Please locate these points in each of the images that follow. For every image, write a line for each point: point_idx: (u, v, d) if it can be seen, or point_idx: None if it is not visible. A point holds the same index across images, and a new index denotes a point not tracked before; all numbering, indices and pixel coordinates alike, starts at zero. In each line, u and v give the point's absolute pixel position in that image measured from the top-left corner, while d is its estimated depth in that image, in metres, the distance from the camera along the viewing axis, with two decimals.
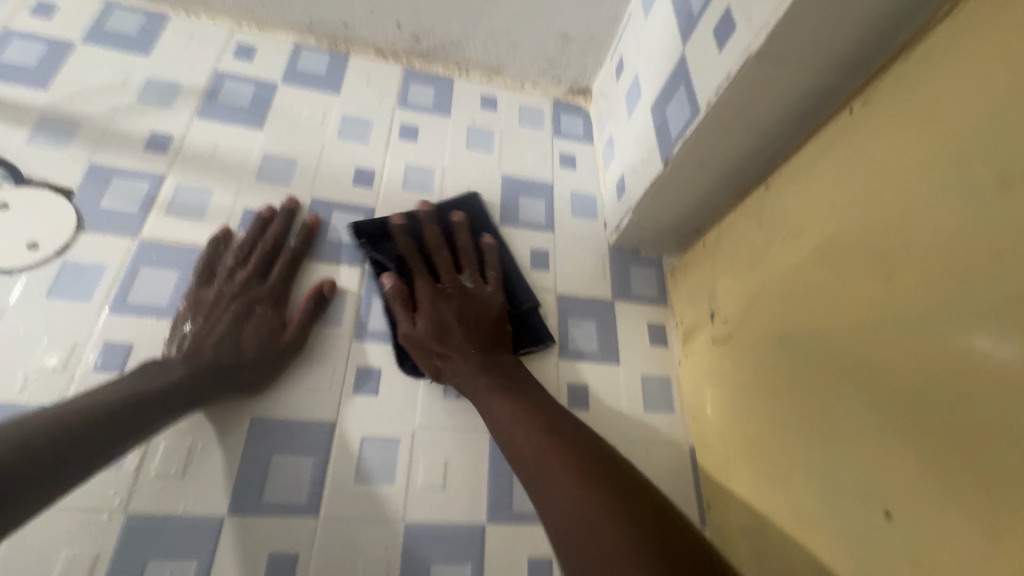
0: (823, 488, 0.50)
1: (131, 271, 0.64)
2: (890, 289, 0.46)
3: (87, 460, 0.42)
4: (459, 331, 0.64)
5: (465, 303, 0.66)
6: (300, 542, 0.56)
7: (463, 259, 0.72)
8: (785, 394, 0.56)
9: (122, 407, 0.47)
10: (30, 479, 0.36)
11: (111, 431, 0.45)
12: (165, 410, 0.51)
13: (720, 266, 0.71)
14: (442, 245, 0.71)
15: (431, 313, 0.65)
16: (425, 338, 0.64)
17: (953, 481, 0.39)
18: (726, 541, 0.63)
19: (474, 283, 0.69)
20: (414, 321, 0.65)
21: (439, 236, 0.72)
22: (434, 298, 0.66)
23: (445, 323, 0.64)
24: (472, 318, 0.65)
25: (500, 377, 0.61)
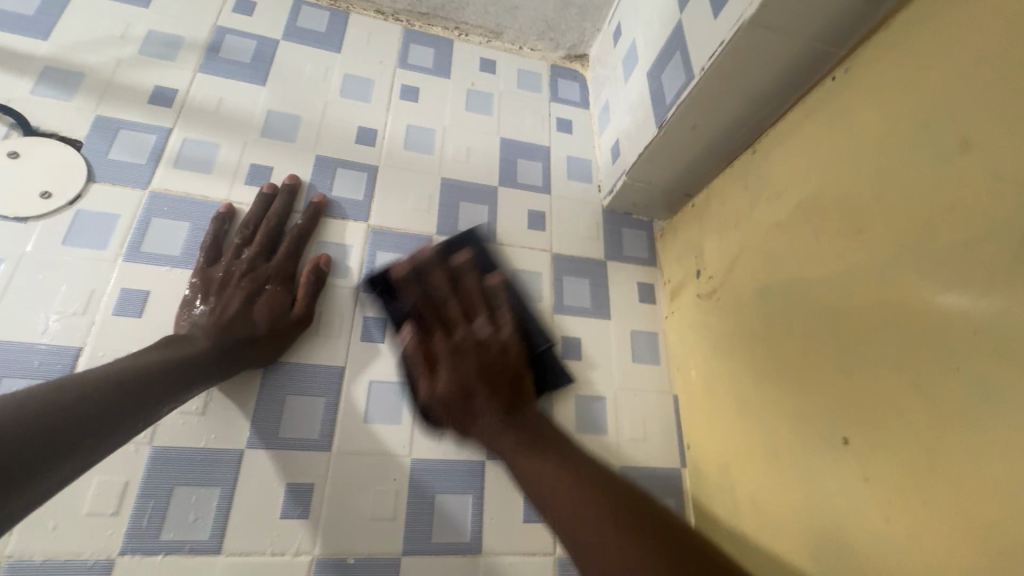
0: (793, 422, 0.56)
1: (144, 221, 0.66)
2: (859, 244, 0.51)
3: (139, 416, 0.45)
4: (478, 370, 0.54)
5: (480, 352, 0.56)
6: (314, 474, 0.60)
7: (477, 301, 0.63)
8: (762, 342, 0.61)
9: (162, 369, 0.49)
10: (88, 435, 0.38)
11: (156, 391, 0.47)
12: (195, 380, 0.53)
13: (708, 226, 0.75)
14: (450, 294, 0.64)
15: (450, 364, 0.55)
16: (445, 399, 0.54)
17: (903, 410, 0.44)
18: (703, 477, 0.69)
19: (487, 331, 0.59)
20: (435, 381, 0.57)
21: (449, 283, 0.65)
22: (452, 351, 0.57)
23: (464, 377, 0.54)
24: (490, 372, 0.54)
25: (524, 431, 0.48)
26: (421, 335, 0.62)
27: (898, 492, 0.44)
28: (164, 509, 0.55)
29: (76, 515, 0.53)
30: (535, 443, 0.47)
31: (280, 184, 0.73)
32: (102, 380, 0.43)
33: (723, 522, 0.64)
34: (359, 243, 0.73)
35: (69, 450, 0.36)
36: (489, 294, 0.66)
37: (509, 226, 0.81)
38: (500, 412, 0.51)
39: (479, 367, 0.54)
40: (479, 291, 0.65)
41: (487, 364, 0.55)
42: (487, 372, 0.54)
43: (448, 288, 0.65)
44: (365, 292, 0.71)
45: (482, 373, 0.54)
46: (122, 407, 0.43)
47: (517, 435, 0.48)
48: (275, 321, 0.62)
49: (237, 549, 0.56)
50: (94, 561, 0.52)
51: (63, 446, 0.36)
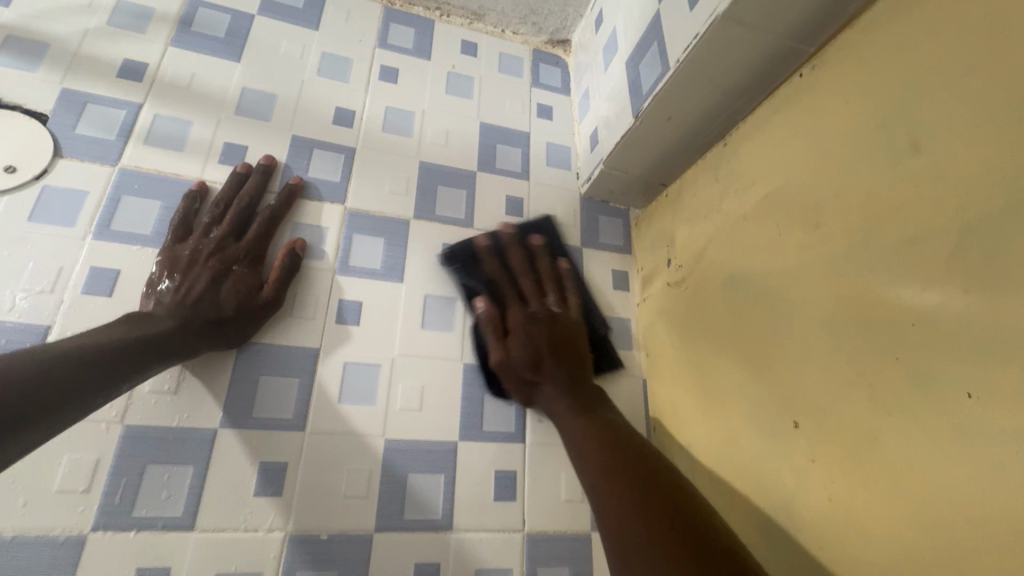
0: (751, 405, 0.58)
1: (114, 198, 0.65)
2: (816, 237, 0.53)
3: (97, 393, 0.45)
4: (546, 347, 0.63)
5: (553, 326, 0.65)
6: (288, 453, 0.61)
7: (546, 282, 0.72)
8: (726, 329, 0.64)
9: (123, 347, 0.50)
10: (46, 415, 0.39)
11: (117, 370, 0.48)
12: (156, 359, 0.53)
13: (680, 216, 0.77)
14: (527, 272, 0.73)
15: (523, 338, 0.64)
16: (517, 363, 0.63)
17: (849, 395, 0.47)
18: (667, 458, 0.72)
19: (558, 306, 0.69)
20: (505, 350, 0.65)
21: (523, 261, 0.74)
22: (524, 325, 0.65)
23: (534, 347, 0.63)
24: (558, 338, 0.64)
25: (581, 400, 0.58)
26: (489, 322, 0.68)
27: (840, 471, 0.47)
28: (136, 487, 0.56)
29: (47, 492, 0.53)
30: (587, 409, 0.56)
31: (254, 164, 0.73)
32: (60, 359, 0.43)
33: None
34: (335, 228, 0.73)
35: (12, 435, 0.36)
36: (562, 276, 0.75)
37: (487, 211, 0.82)
38: (562, 379, 0.61)
39: (545, 339, 0.64)
40: (556, 275, 0.74)
41: (556, 339, 0.64)
42: (553, 354, 0.62)
43: (523, 266, 0.73)
44: (341, 274, 0.71)
45: (552, 348, 0.63)
46: (79, 385, 0.43)
47: (558, 382, 0.60)
48: (243, 303, 0.62)
49: (211, 526, 0.57)
50: (66, 537, 0.53)
51: (17, 425, 0.36)
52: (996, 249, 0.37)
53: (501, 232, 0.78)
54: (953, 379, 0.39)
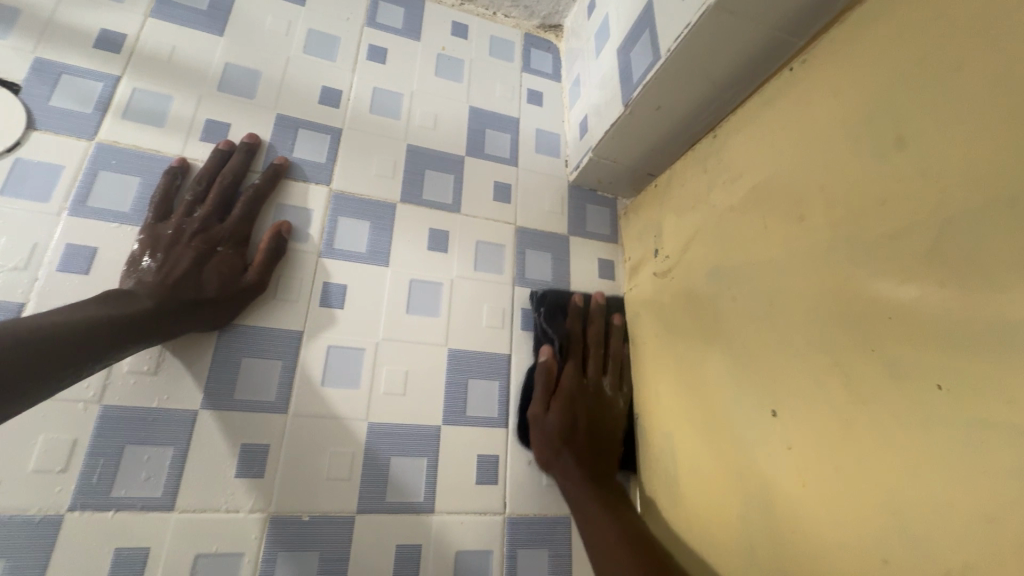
0: (732, 395, 0.60)
1: (90, 173, 0.64)
2: (800, 231, 0.54)
3: (65, 371, 0.45)
4: (583, 424, 0.70)
5: (598, 406, 0.73)
6: (270, 435, 0.61)
7: (610, 363, 0.78)
8: (710, 320, 0.65)
9: (96, 324, 0.49)
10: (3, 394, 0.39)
11: (89, 349, 0.47)
12: (134, 338, 0.52)
13: (668, 207, 0.78)
14: (597, 347, 0.78)
15: (566, 407, 0.70)
16: (555, 425, 0.69)
17: (826, 385, 0.48)
18: (648, 445, 0.74)
19: (611, 391, 0.76)
20: (546, 406, 0.70)
21: (601, 335, 0.79)
22: (572, 396, 0.71)
23: (575, 419, 0.70)
24: (597, 421, 0.72)
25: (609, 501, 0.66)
26: (546, 376, 0.72)
27: (815, 459, 0.49)
28: (114, 467, 0.55)
29: (21, 472, 0.52)
30: (613, 508, 0.65)
31: (238, 142, 0.71)
32: (21, 336, 0.42)
33: (664, 486, 0.69)
34: (320, 210, 0.72)
35: None
36: (626, 363, 0.79)
37: (474, 197, 0.81)
38: (589, 468, 0.68)
39: (586, 413, 0.71)
40: (620, 358, 0.79)
41: (593, 421, 0.72)
42: (594, 440, 0.71)
43: (598, 339, 0.78)
44: (326, 257, 0.70)
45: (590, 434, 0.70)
46: (42, 364, 0.43)
47: (584, 471, 0.68)
48: (225, 285, 0.62)
49: (192, 507, 0.57)
50: (42, 516, 0.52)
51: None
52: (971, 246, 0.39)
53: (595, 296, 0.82)
54: (924, 370, 0.40)
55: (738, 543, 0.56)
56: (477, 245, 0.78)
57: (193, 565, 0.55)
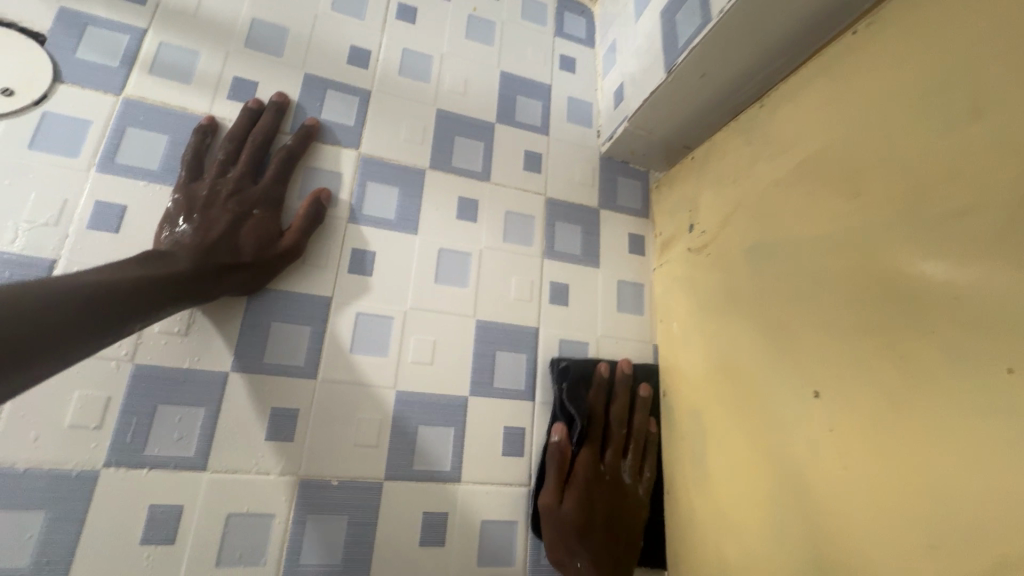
0: (768, 376, 0.58)
1: (118, 129, 0.62)
2: (854, 207, 0.51)
3: (108, 329, 0.44)
4: (600, 522, 0.64)
5: (616, 499, 0.67)
6: (300, 400, 0.61)
7: (631, 444, 0.71)
8: (748, 299, 0.63)
9: (139, 283, 0.48)
10: (55, 347, 0.38)
11: (130, 307, 0.47)
12: (172, 299, 0.52)
13: (705, 181, 0.75)
14: (619, 426, 0.70)
15: (582, 500, 0.64)
16: (567, 520, 0.63)
17: (873, 364, 0.47)
18: (674, 423, 0.73)
19: (633, 479, 0.70)
20: (560, 499, 0.64)
21: (625, 411, 0.71)
22: (589, 490, 0.65)
23: (591, 513, 0.64)
24: (616, 518, 0.66)
25: None
26: (558, 465, 0.66)
27: (858, 440, 0.47)
28: (147, 425, 0.56)
29: (57, 428, 0.53)
30: None
31: (267, 101, 0.69)
32: (67, 294, 0.41)
33: (690, 463, 0.69)
34: (351, 175, 0.70)
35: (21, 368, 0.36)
36: (647, 441, 0.73)
37: (504, 166, 0.79)
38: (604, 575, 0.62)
39: (604, 509, 0.65)
40: (642, 438, 0.72)
41: (611, 518, 0.66)
42: (611, 539, 0.65)
43: (621, 416, 0.71)
44: (355, 223, 0.69)
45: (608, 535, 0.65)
46: (86, 321, 0.42)
47: None
48: (262, 249, 0.61)
49: (223, 467, 0.57)
50: (79, 472, 0.53)
51: (24, 356, 0.36)
52: None
53: (621, 363, 0.74)
54: (990, 354, 0.38)
55: (769, 524, 0.56)
56: (506, 216, 0.77)
57: (225, 524, 0.56)
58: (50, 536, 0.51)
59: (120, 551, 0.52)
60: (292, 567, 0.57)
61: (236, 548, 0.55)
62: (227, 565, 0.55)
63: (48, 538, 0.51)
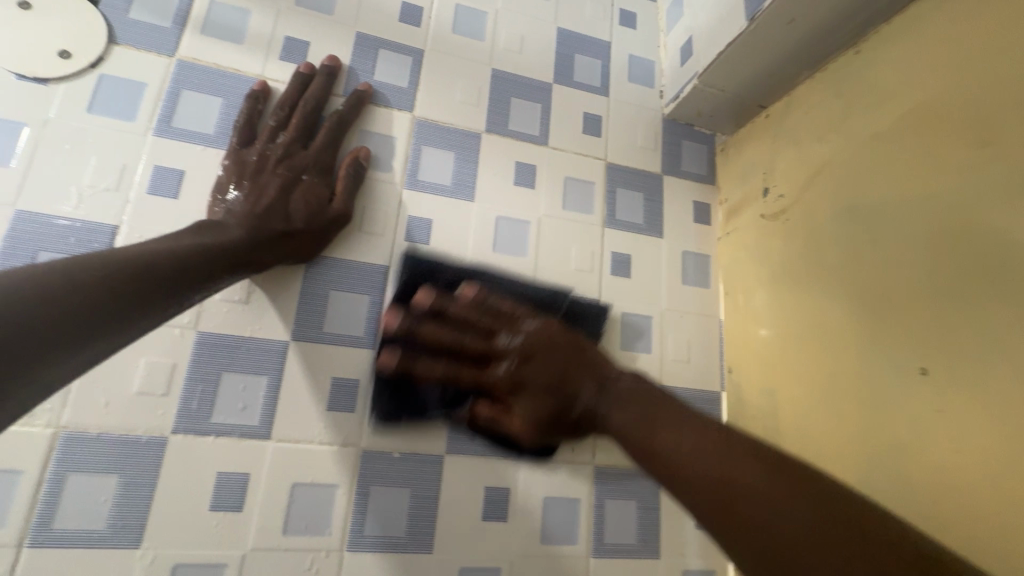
0: (863, 350, 0.54)
1: (173, 92, 0.60)
2: (983, 158, 0.46)
3: (173, 300, 0.43)
4: (547, 394, 0.45)
5: (542, 375, 0.45)
6: (360, 371, 0.59)
7: (474, 334, 0.50)
8: (839, 269, 0.58)
9: (196, 253, 0.47)
10: (121, 314, 0.37)
11: (190, 276, 0.45)
12: (228, 269, 0.50)
13: (783, 141, 0.69)
14: (449, 330, 0.49)
15: (529, 411, 0.46)
16: (539, 430, 0.46)
17: (1000, 335, 0.42)
18: (743, 401, 0.69)
19: (518, 337, 0.46)
20: (514, 416, 0.48)
21: (436, 336, 0.49)
22: (518, 388, 0.46)
23: (547, 411, 0.44)
24: (557, 373, 0.44)
25: (636, 408, 0.39)
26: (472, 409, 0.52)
27: (975, 423, 0.43)
28: (212, 393, 0.55)
29: (127, 393, 0.53)
30: (642, 412, 0.38)
31: (318, 64, 0.66)
32: (128, 262, 0.39)
33: (762, 444, 0.65)
34: (402, 137, 0.67)
35: (93, 336, 0.34)
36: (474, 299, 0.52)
37: (562, 128, 0.74)
38: (596, 404, 0.41)
39: (542, 386, 0.45)
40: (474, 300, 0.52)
41: (553, 381, 0.44)
42: (561, 385, 0.44)
43: (440, 345, 0.49)
44: (409, 188, 0.66)
45: (561, 383, 0.44)
46: (153, 289, 0.40)
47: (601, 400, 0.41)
48: (312, 215, 0.59)
49: (287, 437, 0.56)
50: (148, 437, 0.53)
51: (93, 325, 0.34)
52: None
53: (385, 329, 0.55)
54: None
55: None
56: (565, 181, 0.73)
57: (290, 494, 0.55)
58: (123, 499, 0.51)
59: (191, 516, 0.52)
60: (356, 539, 0.56)
61: (302, 518, 0.55)
62: (292, 534, 0.54)
63: (122, 501, 0.51)
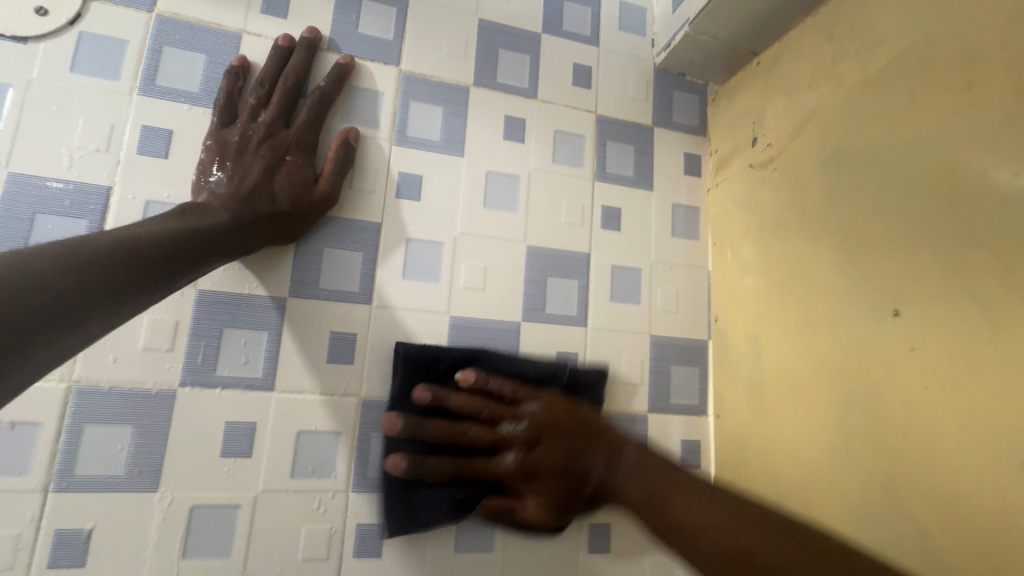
0: (843, 295, 0.56)
1: (155, 49, 0.60)
2: (964, 99, 0.46)
3: (157, 283, 0.44)
4: (558, 478, 0.55)
5: (558, 453, 0.54)
6: (357, 324, 0.62)
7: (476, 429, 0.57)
8: (823, 216, 0.59)
9: (183, 237, 0.48)
10: (116, 294, 0.39)
11: (180, 258, 0.46)
12: (218, 251, 0.51)
13: (774, 89, 0.69)
14: (458, 424, 0.58)
15: (548, 478, 0.55)
16: (559, 508, 0.56)
17: (971, 275, 0.44)
18: (727, 347, 0.71)
19: (521, 422, 0.57)
20: (533, 505, 0.57)
21: (447, 428, 0.57)
22: (526, 473, 0.56)
23: (554, 489, 0.55)
24: (565, 460, 0.54)
25: (638, 497, 0.48)
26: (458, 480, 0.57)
27: (944, 360, 0.45)
28: (215, 348, 0.57)
29: (134, 349, 0.55)
30: (653, 507, 0.46)
31: (297, 37, 0.64)
32: (116, 244, 0.41)
33: (745, 388, 0.68)
34: (389, 99, 0.67)
35: (89, 316, 0.36)
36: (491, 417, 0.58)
37: (552, 80, 0.74)
38: (592, 482, 0.53)
39: (557, 468, 0.54)
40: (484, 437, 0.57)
41: (559, 467, 0.54)
42: (571, 462, 0.54)
43: (450, 429, 0.57)
44: (399, 145, 0.66)
45: (573, 451, 0.54)
46: (139, 272, 0.42)
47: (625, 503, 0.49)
48: (298, 196, 0.59)
49: (290, 388, 0.59)
50: (158, 390, 0.55)
51: (88, 307, 0.36)
52: None
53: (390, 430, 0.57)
54: None
55: (833, 443, 0.55)
56: (554, 135, 0.72)
57: (296, 441, 0.58)
58: (138, 448, 0.54)
59: (204, 462, 0.56)
60: (360, 480, 0.59)
61: (308, 463, 0.58)
62: (301, 477, 0.58)
63: (137, 449, 0.54)
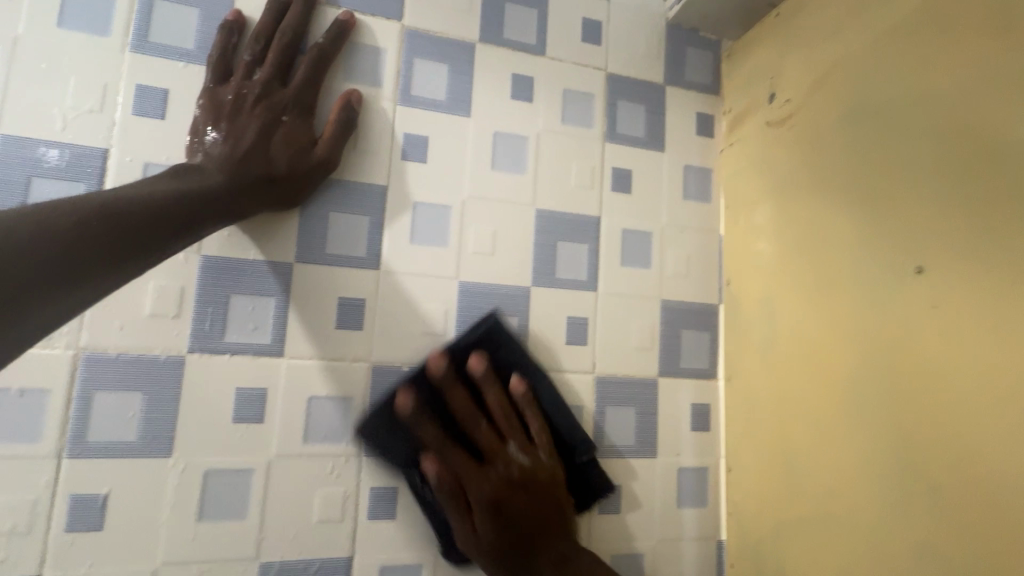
0: (862, 253, 0.54)
1: (145, 2, 0.57)
2: (998, 45, 0.44)
3: (154, 247, 0.42)
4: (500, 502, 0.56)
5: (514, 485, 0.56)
6: (365, 290, 0.61)
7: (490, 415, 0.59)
8: (842, 174, 0.57)
9: (178, 200, 0.46)
10: (109, 256, 0.37)
11: (177, 221, 0.45)
12: (216, 215, 0.50)
13: (792, 42, 0.66)
14: (475, 417, 0.58)
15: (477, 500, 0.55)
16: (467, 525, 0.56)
17: (999, 230, 0.43)
18: (739, 311, 0.70)
19: (522, 456, 0.58)
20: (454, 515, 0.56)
21: (468, 407, 0.59)
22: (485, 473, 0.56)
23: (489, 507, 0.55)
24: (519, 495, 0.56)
25: None
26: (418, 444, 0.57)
27: (968, 317, 0.45)
28: (223, 314, 0.57)
29: (140, 315, 0.54)
30: None
31: None
32: (108, 206, 0.39)
33: (756, 351, 0.67)
34: (392, 57, 0.64)
35: (84, 277, 0.35)
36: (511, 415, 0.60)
37: (561, 36, 0.71)
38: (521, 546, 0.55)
39: (505, 498, 0.56)
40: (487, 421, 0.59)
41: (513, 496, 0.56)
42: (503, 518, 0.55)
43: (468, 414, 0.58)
44: (403, 105, 0.64)
45: (515, 507, 0.56)
46: (134, 235, 0.40)
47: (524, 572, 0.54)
48: (297, 159, 0.57)
49: (300, 354, 0.58)
50: (166, 356, 0.55)
51: (81, 267, 0.35)
52: None
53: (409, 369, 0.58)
54: None
55: (846, 402, 0.55)
56: (563, 94, 0.70)
57: (307, 406, 0.58)
58: (148, 416, 0.54)
59: (215, 429, 0.55)
60: None
61: (320, 428, 0.58)
62: (313, 442, 0.58)
63: (147, 416, 0.54)
